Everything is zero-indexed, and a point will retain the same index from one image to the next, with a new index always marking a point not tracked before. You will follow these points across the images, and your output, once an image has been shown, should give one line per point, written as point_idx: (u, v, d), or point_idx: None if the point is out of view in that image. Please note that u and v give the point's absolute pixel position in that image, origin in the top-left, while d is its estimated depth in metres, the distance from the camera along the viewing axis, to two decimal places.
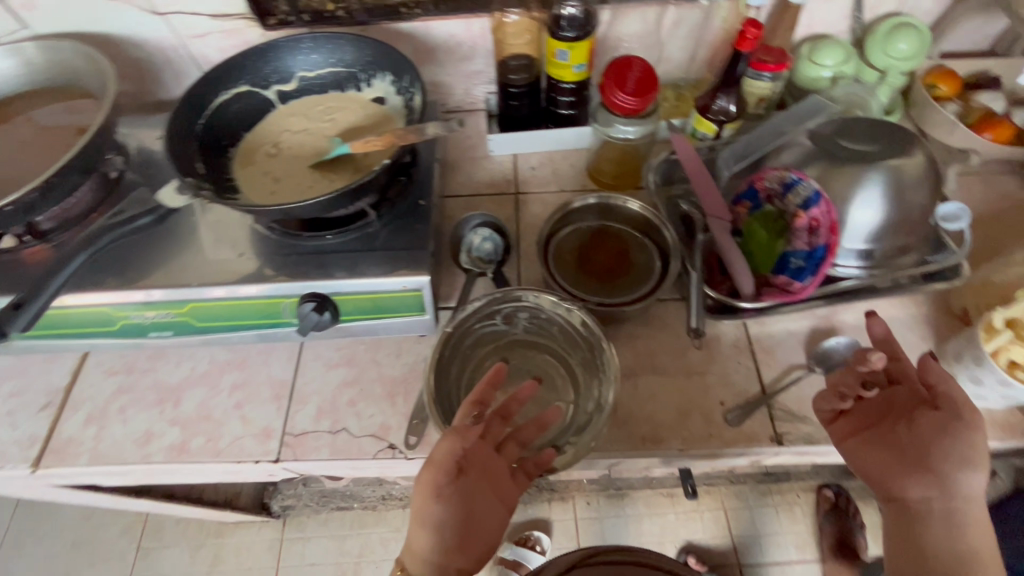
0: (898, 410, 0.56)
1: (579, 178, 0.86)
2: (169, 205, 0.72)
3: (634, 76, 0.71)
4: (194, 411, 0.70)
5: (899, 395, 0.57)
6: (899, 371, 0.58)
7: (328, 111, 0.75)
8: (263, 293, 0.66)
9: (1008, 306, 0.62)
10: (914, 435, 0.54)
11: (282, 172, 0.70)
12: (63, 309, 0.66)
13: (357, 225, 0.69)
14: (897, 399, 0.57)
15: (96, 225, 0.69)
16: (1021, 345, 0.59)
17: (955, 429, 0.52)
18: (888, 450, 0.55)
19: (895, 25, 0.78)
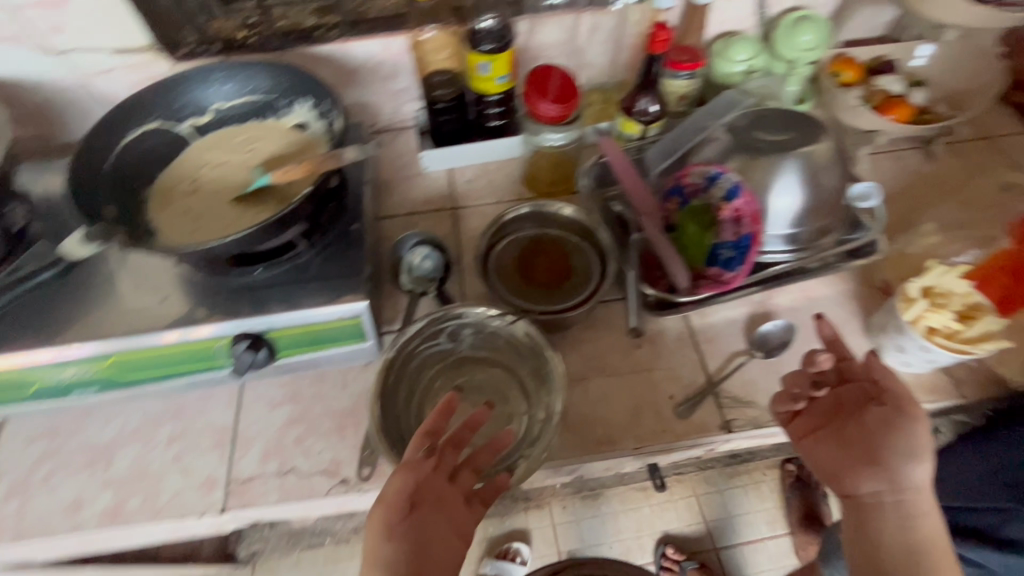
0: (847, 408, 0.58)
1: (515, 187, 0.87)
2: (69, 260, 0.67)
3: (554, 84, 0.73)
4: (128, 469, 0.65)
5: (848, 392, 0.60)
6: (848, 371, 0.61)
7: (247, 141, 0.73)
8: (191, 337, 0.62)
9: (920, 278, 0.66)
10: (863, 431, 0.55)
11: (204, 209, 0.67)
12: None
13: (287, 256, 0.67)
14: (846, 398, 0.59)
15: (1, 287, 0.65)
16: (936, 312, 0.63)
17: (899, 422, 0.54)
18: (840, 448, 0.56)
19: (797, 19, 0.82)
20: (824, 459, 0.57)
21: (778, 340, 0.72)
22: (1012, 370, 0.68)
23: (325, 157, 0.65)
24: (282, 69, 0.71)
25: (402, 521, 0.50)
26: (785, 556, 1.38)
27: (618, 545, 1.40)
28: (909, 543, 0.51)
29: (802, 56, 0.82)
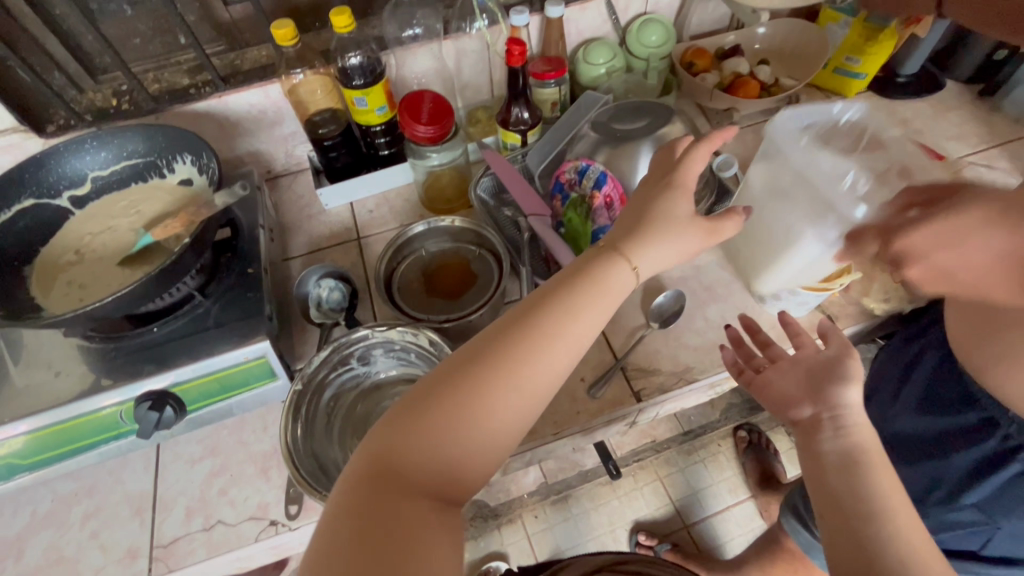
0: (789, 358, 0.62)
1: (417, 210, 0.89)
2: None
3: (426, 109, 0.77)
4: (41, 558, 0.63)
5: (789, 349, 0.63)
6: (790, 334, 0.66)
7: (131, 205, 0.73)
8: (92, 406, 0.61)
9: None
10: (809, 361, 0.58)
11: (89, 278, 0.66)
12: None
13: (185, 309, 0.67)
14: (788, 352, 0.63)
15: None
16: None
17: (841, 353, 0.56)
18: (790, 383, 0.58)
19: (644, 21, 0.90)
20: (776, 392, 0.59)
21: (671, 310, 0.76)
22: (874, 300, 0.74)
23: (204, 204, 0.68)
24: (155, 129, 0.72)
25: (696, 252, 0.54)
26: (752, 517, 1.42)
27: (593, 543, 1.41)
28: (842, 451, 0.50)
29: (651, 52, 0.90)
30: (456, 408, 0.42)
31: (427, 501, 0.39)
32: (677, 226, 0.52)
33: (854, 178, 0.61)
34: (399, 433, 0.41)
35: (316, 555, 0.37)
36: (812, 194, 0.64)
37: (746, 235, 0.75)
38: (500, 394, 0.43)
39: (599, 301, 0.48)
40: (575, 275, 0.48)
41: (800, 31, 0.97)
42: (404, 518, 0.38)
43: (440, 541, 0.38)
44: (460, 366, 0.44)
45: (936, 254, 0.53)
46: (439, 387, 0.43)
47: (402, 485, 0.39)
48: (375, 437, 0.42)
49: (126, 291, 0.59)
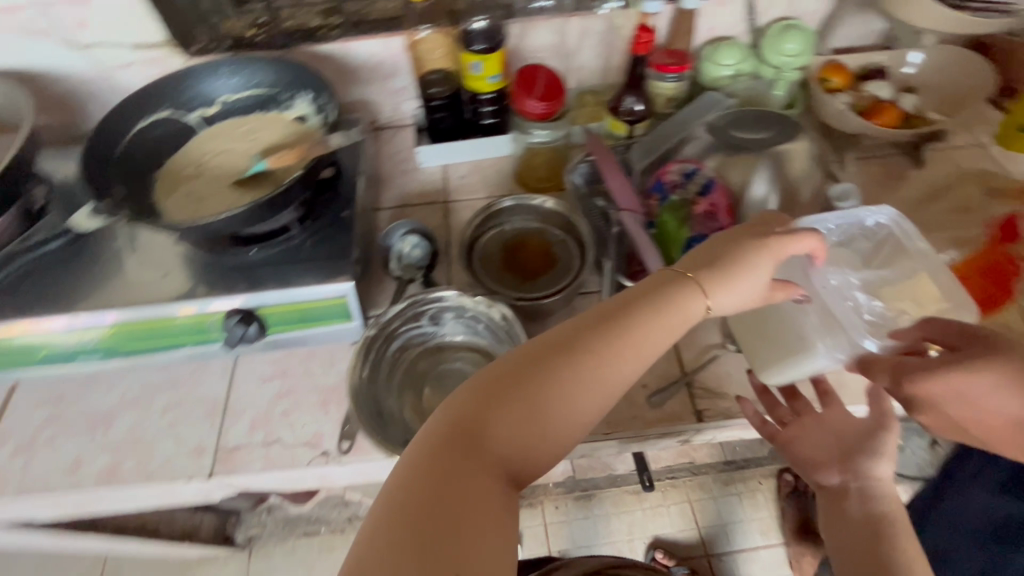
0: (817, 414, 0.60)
1: (508, 183, 0.89)
2: (80, 229, 0.73)
3: (541, 83, 0.76)
4: (124, 436, 0.69)
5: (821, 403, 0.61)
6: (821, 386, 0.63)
7: (250, 131, 0.77)
8: (189, 310, 0.66)
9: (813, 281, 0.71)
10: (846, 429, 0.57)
11: (205, 192, 0.71)
12: (6, 338, 0.67)
13: (282, 238, 0.71)
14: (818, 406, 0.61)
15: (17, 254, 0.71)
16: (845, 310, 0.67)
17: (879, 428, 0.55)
18: (818, 441, 0.58)
19: (785, 27, 0.84)
20: (806, 448, 0.58)
21: None
22: None
23: (319, 141, 0.72)
24: (283, 64, 0.76)
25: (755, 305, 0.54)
26: (780, 564, 1.36)
27: (609, 548, 1.39)
28: (864, 514, 0.51)
29: (786, 61, 0.84)
30: (526, 402, 0.41)
31: (496, 478, 0.39)
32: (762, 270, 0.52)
33: (867, 303, 0.62)
34: (476, 414, 0.41)
35: (384, 512, 0.36)
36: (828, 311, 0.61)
37: (741, 328, 0.68)
38: (575, 390, 0.42)
39: (682, 318, 0.48)
40: (662, 289, 0.48)
41: (961, 62, 0.87)
42: (473, 490, 0.38)
43: (507, 515, 0.39)
44: (539, 355, 0.43)
45: (952, 408, 0.51)
46: (518, 372, 0.42)
47: (478, 455, 0.39)
48: (449, 408, 0.42)
49: (241, 209, 0.63)
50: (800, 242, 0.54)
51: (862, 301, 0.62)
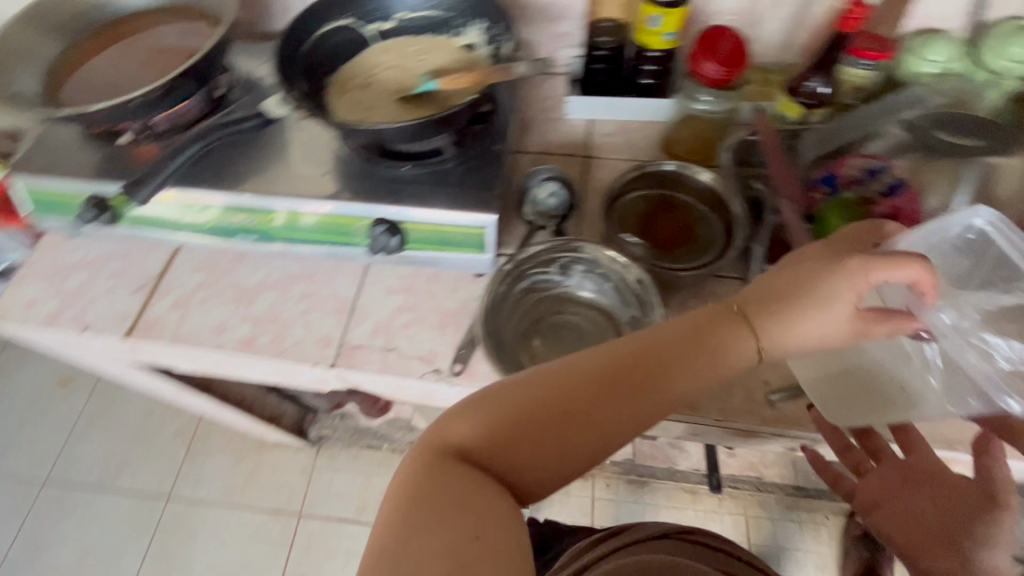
0: (914, 484, 0.59)
1: (653, 149, 0.86)
2: (272, 114, 0.78)
3: (725, 47, 0.72)
4: (263, 312, 0.75)
5: (913, 464, 0.60)
6: (907, 441, 0.60)
7: (419, 52, 0.78)
8: (342, 210, 0.70)
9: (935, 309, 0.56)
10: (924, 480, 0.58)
11: (373, 103, 0.74)
12: (183, 202, 0.74)
13: (433, 160, 0.72)
14: (916, 467, 0.59)
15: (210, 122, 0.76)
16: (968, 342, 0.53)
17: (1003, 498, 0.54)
18: (906, 515, 0.58)
19: (1016, 27, 0.72)
20: (899, 523, 0.58)
21: None
22: None
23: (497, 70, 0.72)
24: None
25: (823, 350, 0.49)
26: None
27: None
28: None
29: (1011, 67, 0.73)
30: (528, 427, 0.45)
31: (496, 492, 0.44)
32: (831, 321, 0.46)
33: (987, 344, 0.50)
34: (480, 429, 0.45)
35: (388, 519, 0.43)
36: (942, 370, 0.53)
37: (834, 406, 0.62)
38: (574, 425, 0.45)
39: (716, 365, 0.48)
40: (693, 335, 0.48)
41: None
42: (473, 500, 0.43)
43: (507, 524, 0.43)
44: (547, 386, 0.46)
45: None
46: (525, 401, 0.45)
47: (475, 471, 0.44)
48: (453, 423, 0.46)
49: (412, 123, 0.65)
50: (904, 275, 0.45)
51: (987, 340, 0.50)
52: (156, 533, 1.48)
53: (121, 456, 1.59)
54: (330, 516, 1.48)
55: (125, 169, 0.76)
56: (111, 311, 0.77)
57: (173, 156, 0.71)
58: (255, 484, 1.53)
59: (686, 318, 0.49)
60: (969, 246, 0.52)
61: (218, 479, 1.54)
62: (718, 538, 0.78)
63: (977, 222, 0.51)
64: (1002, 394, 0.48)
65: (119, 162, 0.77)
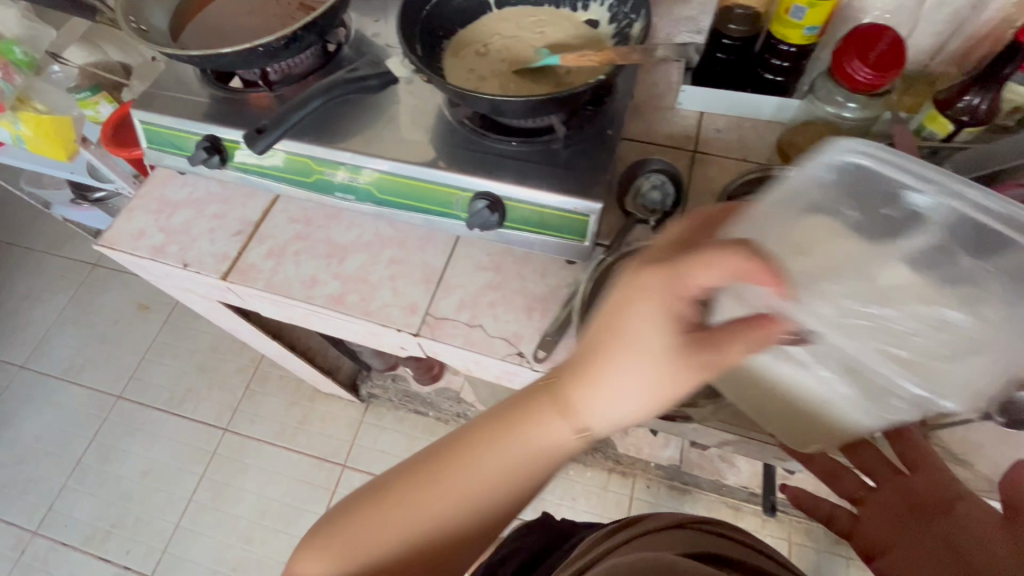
0: (918, 510, 0.51)
1: (766, 150, 0.82)
2: (396, 73, 0.79)
3: (879, 49, 0.64)
4: (354, 272, 0.76)
5: (919, 487, 0.53)
6: (915, 459, 0.55)
7: (539, 24, 0.75)
8: (447, 180, 0.69)
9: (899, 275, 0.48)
10: (937, 514, 0.49)
11: (489, 74, 0.71)
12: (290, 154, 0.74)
13: (543, 139, 0.70)
14: (917, 492, 0.53)
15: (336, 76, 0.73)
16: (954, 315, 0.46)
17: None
18: (906, 547, 0.49)
19: None
20: (900, 555, 0.49)
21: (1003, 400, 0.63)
22: None
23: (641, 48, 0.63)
24: None
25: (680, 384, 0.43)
26: None
27: None
28: None
29: None
30: (376, 522, 0.48)
31: None
32: (654, 360, 0.43)
33: (905, 310, 0.46)
34: (341, 550, 0.49)
35: None
36: (825, 376, 0.52)
37: (768, 420, 0.63)
38: (416, 507, 0.48)
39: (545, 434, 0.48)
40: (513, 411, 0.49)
41: None
42: None
43: None
44: (390, 486, 0.50)
45: None
46: (370, 500, 0.50)
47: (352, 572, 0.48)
48: (315, 545, 0.50)
49: (534, 99, 0.62)
50: (713, 271, 0.39)
51: (879, 312, 0.46)
52: (212, 460, 1.57)
53: (187, 384, 1.68)
54: (372, 471, 1.53)
55: (238, 116, 0.77)
56: (210, 251, 0.79)
57: (296, 109, 0.69)
58: (305, 430, 1.59)
59: (514, 399, 0.50)
60: (890, 196, 0.49)
61: (272, 419, 1.61)
62: (733, 528, 0.61)
63: (851, 155, 0.48)
64: (940, 397, 0.47)
65: (232, 107, 0.78)
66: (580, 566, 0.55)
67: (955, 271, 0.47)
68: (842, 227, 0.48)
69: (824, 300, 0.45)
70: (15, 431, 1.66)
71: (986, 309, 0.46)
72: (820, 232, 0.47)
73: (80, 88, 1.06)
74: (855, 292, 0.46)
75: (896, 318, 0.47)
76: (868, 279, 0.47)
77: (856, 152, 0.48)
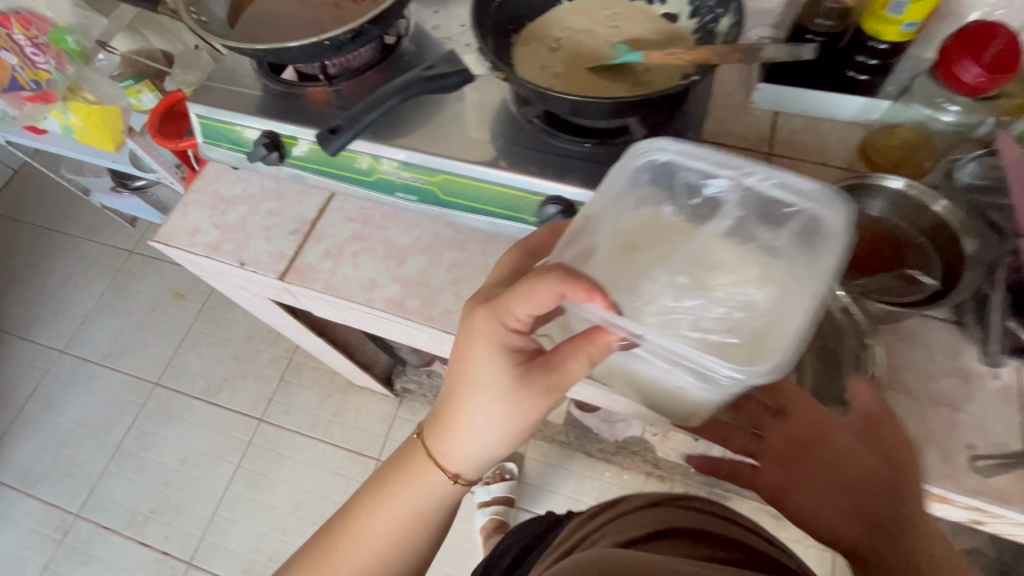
0: (800, 450, 0.54)
1: (846, 154, 0.77)
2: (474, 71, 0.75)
3: (993, 51, 0.60)
4: (414, 275, 0.73)
5: (796, 429, 0.55)
6: (790, 403, 0.56)
7: (613, 17, 0.71)
8: (517, 183, 0.67)
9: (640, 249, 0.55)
10: (815, 448, 0.53)
11: (562, 71, 0.68)
12: (352, 153, 0.72)
13: (619, 140, 0.67)
14: (795, 435, 0.55)
15: (412, 74, 0.66)
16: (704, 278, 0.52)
17: (888, 436, 0.50)
18: (811, 490, 0.52)
19: None
20: (813, 501, 0.51)
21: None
22: None
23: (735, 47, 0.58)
24: None
25: (541, 406, 0.53)
26: None
27: None
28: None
29: None
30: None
31: None
32: (499, 393, 0.53)
33: (716, 295, 0.52)
34: None
35: None
36: (667, 368, 0.53)
37: (657, 407, 0.63)
38: (344, 552, 0.57)
39: (430, 470, 0.58)
40: (402, 459, 0.60)
41: None
42: None
43: None
44: (319, 545, 0.58)
45: None
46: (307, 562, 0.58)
47: None
48: None
49: (618, 101, 0.58)
50: (544, 293, 0.48)
51: (691, 305, 0.52)
52: (248, 450, 1.58)
53: (222, 373, 1.69)
54: None
55: (297, 112, 0.75)
56: (266, 250, 0.77)
57: (373, 109, 0.65)
58: (339, 422, 1.60)
59: (402, 453, 0.60)
60: (685, 187, 0.58)
61: (306, 411, 1.62)
62: (710, 503, 0.56)
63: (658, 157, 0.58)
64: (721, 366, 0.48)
65: (290, 103, 0.76)
66: (559, 555, 0.54)
67: (767, 245, 0.54)
68: (674, 222, 0.56)
69: (661, 285, 0.52)
70: (56, 415, 1.69)
71: (783, 273, 0.52)
72: (649, 232, 0.56)
73: (124, 75, 1.05)
74: (670, 289, 0.52)
75: (720, 304, 0.51)
76: (700, 262, 0.54)
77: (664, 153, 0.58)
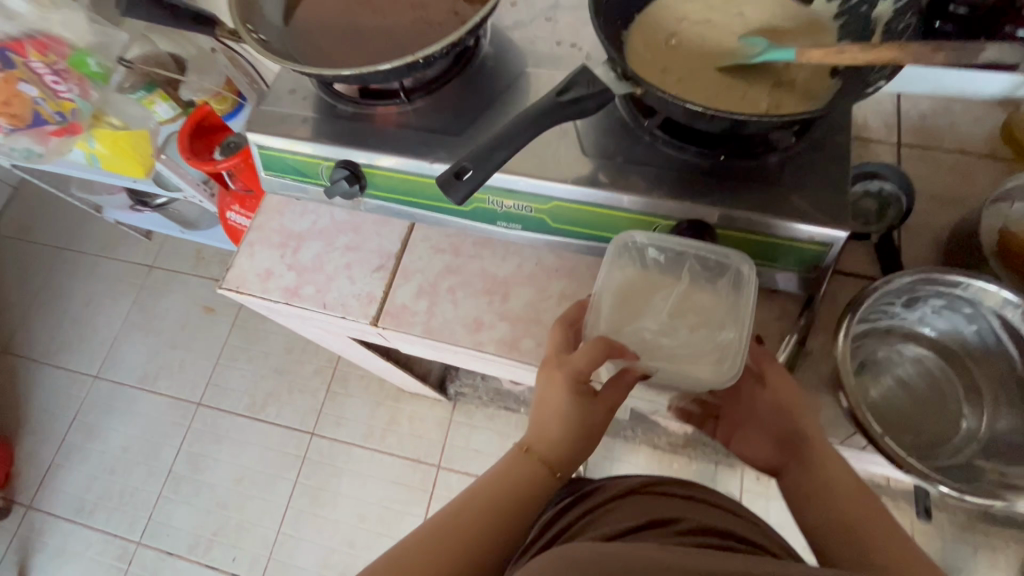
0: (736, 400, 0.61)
1: (984, 138, 0.70)
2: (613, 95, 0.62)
3: None
4: (521, 310, 0.67)
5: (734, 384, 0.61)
6: None
7: (734, 3, 0.62)
8: (645, 208, 0.59)
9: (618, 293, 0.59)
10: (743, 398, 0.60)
11: (687, 73, 0.58)
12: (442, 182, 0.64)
13: (761, 151, 0.58)
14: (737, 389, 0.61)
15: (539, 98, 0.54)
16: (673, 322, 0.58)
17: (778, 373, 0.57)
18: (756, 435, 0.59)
19: None
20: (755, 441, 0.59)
21: None
22: None
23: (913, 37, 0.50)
24: None
25: (598, 427, 0.56)
26: None
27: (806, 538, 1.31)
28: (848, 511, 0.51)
29: None
30: None
31: None
32: (567, 415, 0.54)
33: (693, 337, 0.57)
34: None
35: None
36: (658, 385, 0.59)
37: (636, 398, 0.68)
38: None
39: (515, 490, 0.54)
40: (490, 495, 0.53)
41: None
42: None
43: None
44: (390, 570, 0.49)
45: None
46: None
47: None
48: None
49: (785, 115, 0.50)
50: (590, 350, 0.54)
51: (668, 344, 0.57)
52: (304, 465, 1.55)
53: (265, 389, 1.64)
54: (467, 471, 1.50)
55: (371, 137, 0.65)
56: (351, 292, 0.70)
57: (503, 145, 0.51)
58: (393, 431, 1.56)
59: (488, 480, 0.55)
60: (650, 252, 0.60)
61: (358, 421, 1.58)
62: (678, 483, 0.71)
63: (638, 244, 0.59)
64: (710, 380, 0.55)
65: (362, 126, 0.66)
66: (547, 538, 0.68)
67: (713, 291, 0.59)
68: (654, 277, 0.59)
69: (651, 327, 0.58)
70: (101, 443, 1.65)
71: (723, 312, 0.58)
72: (640, 282, 0.59)
73: (135, 85, 0.96)
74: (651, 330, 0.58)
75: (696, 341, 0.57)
76: (676, 310, 0.58)
77: (639, 240, 0.59)
